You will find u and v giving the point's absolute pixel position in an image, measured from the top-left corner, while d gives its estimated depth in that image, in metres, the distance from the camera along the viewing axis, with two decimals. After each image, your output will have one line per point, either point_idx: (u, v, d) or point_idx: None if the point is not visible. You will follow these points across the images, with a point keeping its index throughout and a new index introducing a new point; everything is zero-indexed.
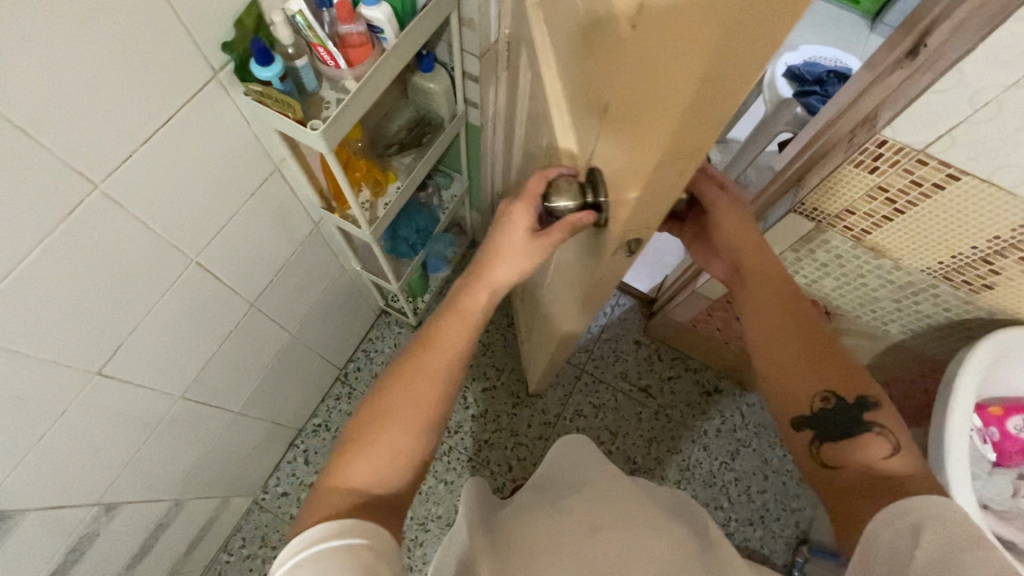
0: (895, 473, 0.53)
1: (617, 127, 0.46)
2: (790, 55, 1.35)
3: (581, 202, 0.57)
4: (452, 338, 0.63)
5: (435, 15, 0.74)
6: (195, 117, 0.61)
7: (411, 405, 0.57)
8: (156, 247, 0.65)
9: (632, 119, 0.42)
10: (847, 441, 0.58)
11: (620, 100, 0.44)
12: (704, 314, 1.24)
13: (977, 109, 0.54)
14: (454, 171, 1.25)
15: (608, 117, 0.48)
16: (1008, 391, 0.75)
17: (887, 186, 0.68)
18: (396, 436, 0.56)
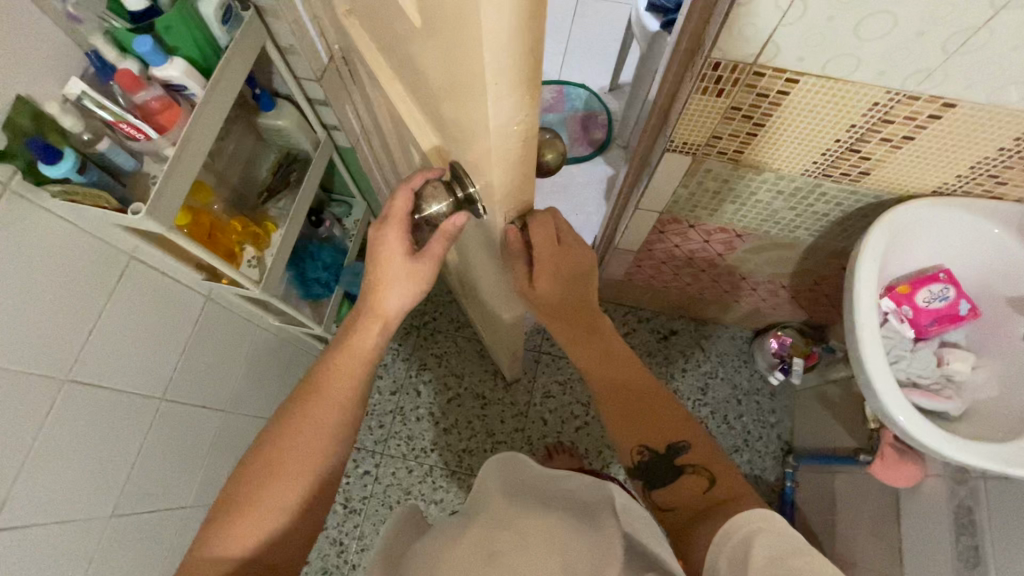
0: (717, 502, 0.55)
1: (452, 88, 0.42)
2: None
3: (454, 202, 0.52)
4: (339, 383, 0.60)
5: (242, 53, 0.69)
6: (2, 239, 0.56)
7: (300, 461, 0.56)
8: (8, 383, 0.60)
9: (457, 72, 0.38)
10: (667, 484, 0.60)
11: (442, 54, 0.40)
12: (637, 266, 1.23)
13: (785, 10, 0.53)
14: (348, 197, 1.23)
15: (440, 77, 0.44)
16: (915, 267, 0.76)
17: (739, 105, 0.67)
18: (281, 493, 0.54)
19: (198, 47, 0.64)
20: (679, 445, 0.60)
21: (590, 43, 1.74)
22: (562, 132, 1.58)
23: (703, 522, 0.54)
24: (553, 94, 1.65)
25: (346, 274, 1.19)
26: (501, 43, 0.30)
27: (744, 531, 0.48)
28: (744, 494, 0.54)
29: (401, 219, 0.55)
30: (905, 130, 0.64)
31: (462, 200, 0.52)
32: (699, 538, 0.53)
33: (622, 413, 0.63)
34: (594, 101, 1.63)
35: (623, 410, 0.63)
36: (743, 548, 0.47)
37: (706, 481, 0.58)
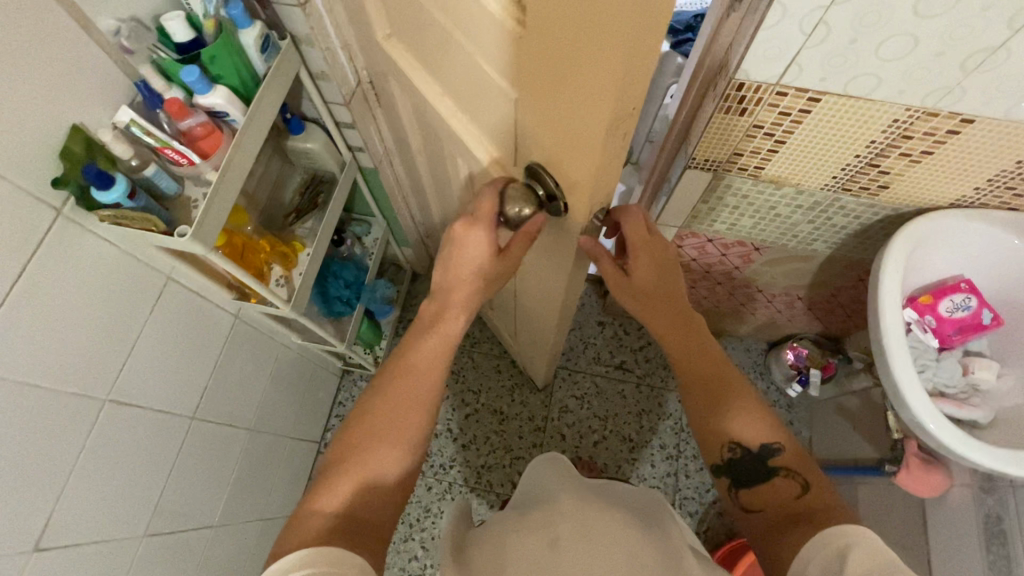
0: (813, 509, 0.54)
1: (542, 87, 0.44)
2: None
3: (535, 202, 0.54)
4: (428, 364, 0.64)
5: (278, 80, 0.72)
6: (55, 263, 0.58)
7: (398, 430, 0.59)
8: (53, 402, 0.61)
9: (562, 64, 0.39)
10: (756, 484, 0.60)
11: (536, 53, 0.41)
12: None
13: (810, 33, 0.55)
14: (368, 216, 1.26)
15: (522, 81, 0.46)
16: (936, 278, 0.78)
17: (762, 123, 0.69)
18: (379, 459, 0.58)
19: (239, 76, 0.67)
20: (772, 447, 0.60)
21: None
22: None
23: (797, 529, 0.54)
24: None
25: (366, 291, 1.21)
26: (634, 41, 0.33)
27: (839, 541, 0.48)
28: (841, 506, 0.54)
29: (489, 221, 0.58)
30: (924, 144, 0.66)
31: (541, 200, 0.54)
32: (791, 541, 0.53)
33: (715, 406, 0.63)
34: None
35: (710, 404, 0.64)
36: (833, 560, 0.47)
37: (800, 487, 0.58)
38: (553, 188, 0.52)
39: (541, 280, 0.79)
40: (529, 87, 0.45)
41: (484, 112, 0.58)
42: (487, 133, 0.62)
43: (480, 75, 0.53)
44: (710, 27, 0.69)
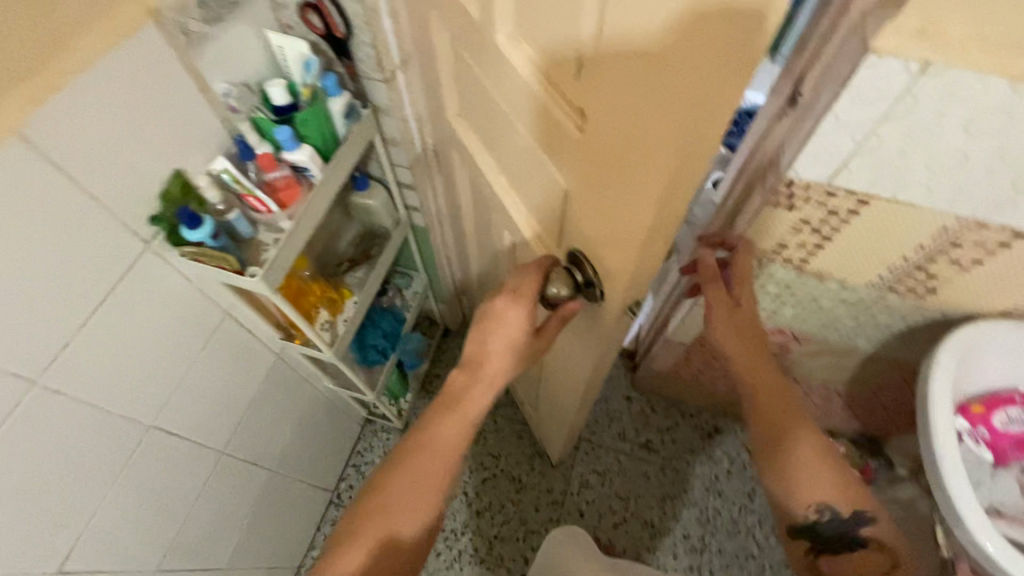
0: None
1: (593, 180, 0.46)
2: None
3: (573, 285, 0.56)
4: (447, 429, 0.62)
5: (355, 143, 0.79)
6: (135, 290, 0.62)
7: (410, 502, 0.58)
8: (105, 421, 0.63)
9: (618, 159, 0.41)
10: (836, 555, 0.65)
11: (593, 151, 0.44)
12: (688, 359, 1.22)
13: (861, 142, 0.58)
14: (412, 269, 1.29)
15: (575, 171, 0.48)
16: (987, 387, 0.76)
17: (808, 219, 0.71)
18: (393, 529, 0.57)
19: (323, 137, 0.73)
20: None
21: None
22: None
23: None
24: None
25: (400, 343, 1.24)
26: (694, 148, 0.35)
27: None
28: None
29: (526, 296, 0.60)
30: (974, 253, 0.67)
31: (580, 285, 0.56)
32: None
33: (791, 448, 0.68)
34: None
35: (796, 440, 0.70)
36: None
37: None
38: (595, 277, 0.54)
39: (567, 355, 0.79)
40: (579, 179, 0.48)
41: (533, 191, 0.62)
42: (531, 208, 0.65)
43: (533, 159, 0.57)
44: (761, 127, 0.74)
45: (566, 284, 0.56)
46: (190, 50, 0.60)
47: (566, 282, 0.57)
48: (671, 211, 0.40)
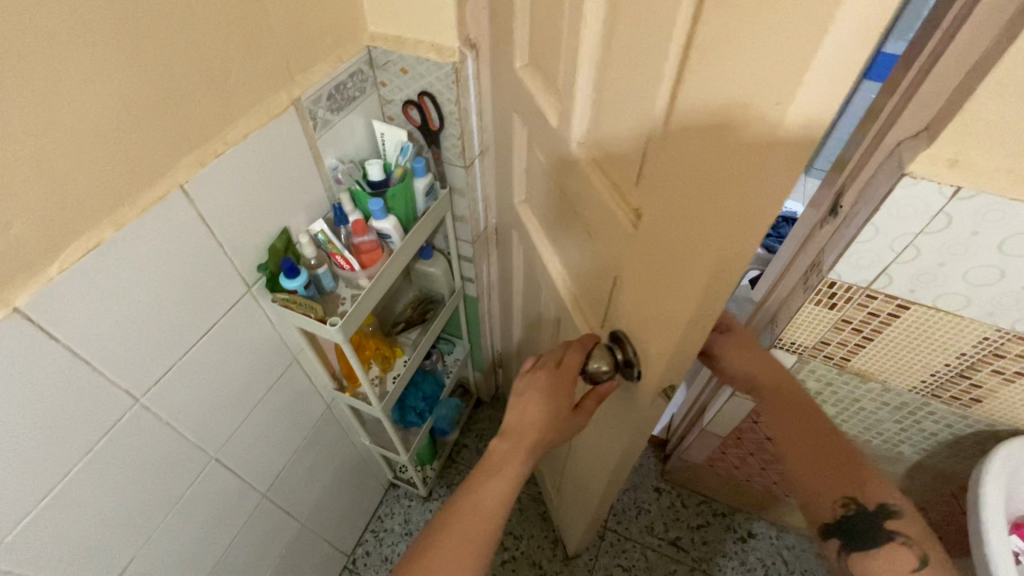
0: None
1: (649, 267, 0.49)
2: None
3: (613, 362, 0.61)
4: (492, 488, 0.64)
5: (431, 217, 0.88)
6: (230, 328, 0.69)
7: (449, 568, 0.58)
8: (178, 447, 0.68)
9: (670, 249, 0.45)
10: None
11: (648, 241, 0.48)
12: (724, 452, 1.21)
13: (900, 251, 0.64)
14: (456, 337, 1.35)
15: (631, 259, 0.52)
16: None
17: (850, 318, 0.75)
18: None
19: (406, 210, 0.83)
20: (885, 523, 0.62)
21: None
22: None
23: None
24: None
25: (437, 407, 1.27)
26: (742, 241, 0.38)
27: None
28: None
29: (570, 373, 0.64)
30: (1017, 365, 0.69)
31: (620, 363, 0.60)
32: None
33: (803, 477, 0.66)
34: None
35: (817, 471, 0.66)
36: None
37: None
38: (634, 356, 0.58)
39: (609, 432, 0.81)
40: (635, 262, 0.52)
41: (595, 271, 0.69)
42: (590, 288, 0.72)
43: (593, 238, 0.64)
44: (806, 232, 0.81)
45: (607, 359, 0.61)
46: (315, 132, 0.72)
47: (607, 357, 0.61)
48: (710, 294, 0.43)
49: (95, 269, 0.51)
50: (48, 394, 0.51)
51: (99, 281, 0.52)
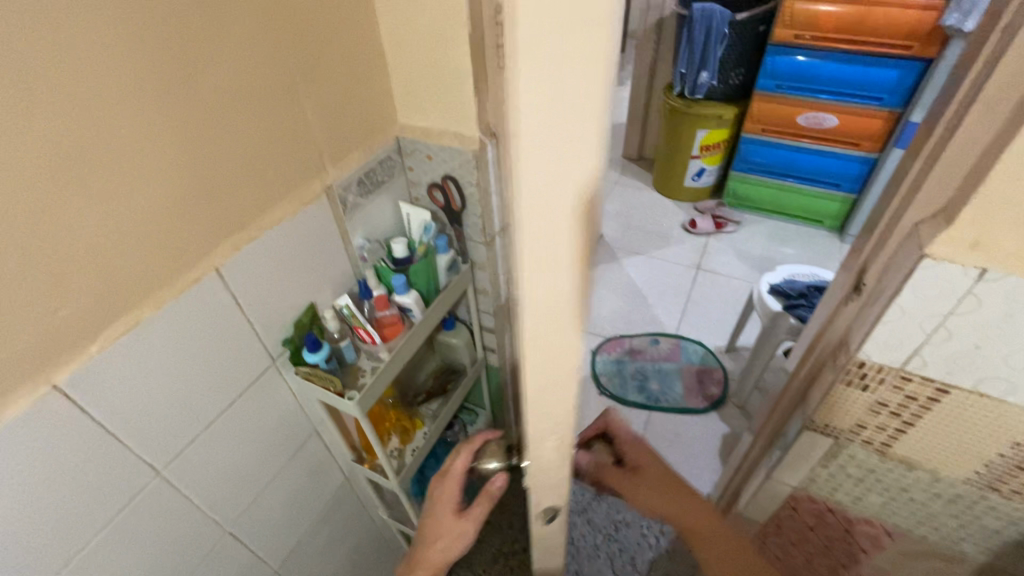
0: None
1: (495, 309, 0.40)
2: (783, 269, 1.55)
3: (506, 463, 0.60)
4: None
5: (452, 290, 0.91)
6: (252, 400, 0.71)
7: None
8: (192, 520, 0.69)
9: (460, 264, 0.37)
10: None
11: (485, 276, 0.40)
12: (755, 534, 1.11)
13: (930, 331, 0.61)
14: (478, 407, 1.33)
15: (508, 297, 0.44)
16: None
17: (886, 401, 0.71)
18: None
19: (428, 283, 0.86)
20: None
21: (707, 308, 2.01)
22: (678, 382, 1.75)
23: None
24: (670, 345, 1.86)
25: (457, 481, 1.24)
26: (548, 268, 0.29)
27: None
28: None
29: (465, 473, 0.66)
30: None
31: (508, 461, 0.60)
32: None
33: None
34: (710, 359, 1.80)
35: None
36: None
37: None
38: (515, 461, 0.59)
39: None
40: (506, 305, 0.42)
41: None
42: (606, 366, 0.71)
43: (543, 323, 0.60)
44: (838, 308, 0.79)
45: (501, 458, 0.61)
46: (344, 214, 0.77)
47: (502, 456, 0.61)
48: None
49: (130, 347, 0.54)
50: (75, 467, 0.54)
51: (132, 357, 0.55)
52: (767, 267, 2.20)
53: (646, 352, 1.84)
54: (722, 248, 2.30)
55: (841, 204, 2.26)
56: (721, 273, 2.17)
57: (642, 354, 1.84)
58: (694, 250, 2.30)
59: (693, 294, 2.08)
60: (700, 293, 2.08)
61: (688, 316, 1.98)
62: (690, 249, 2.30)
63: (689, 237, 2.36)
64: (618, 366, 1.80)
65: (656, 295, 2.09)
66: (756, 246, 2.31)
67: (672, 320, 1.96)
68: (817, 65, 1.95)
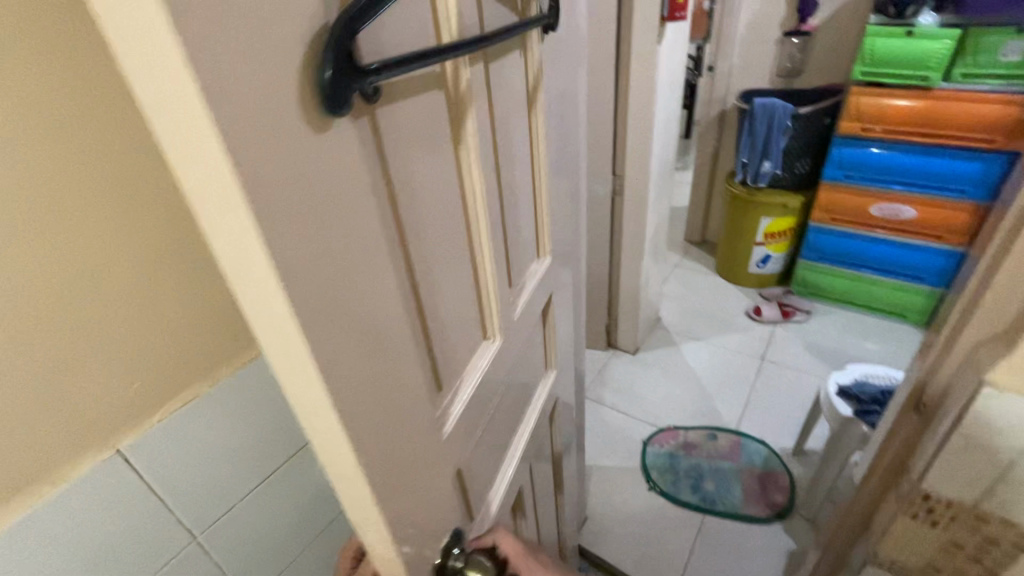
0: None
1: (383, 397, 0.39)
2: (855, 369, 1.43)
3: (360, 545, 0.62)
4: None
5: None
6: (289, 473, 0.75)
7: None
8: None
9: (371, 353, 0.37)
10: None
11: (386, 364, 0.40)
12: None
13: (1004, 466, 0.54)
14: None
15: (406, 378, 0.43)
16: None
17: (961, 542, 0.62)
18: None
19: None
20: None
21: (773, 401, 1.88)
22: (737, 484, 1.61)
23: None
24: (730, 442, 1.73)
25: None
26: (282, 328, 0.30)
27: None
28: None
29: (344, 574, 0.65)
30: None
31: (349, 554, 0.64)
32: None
33: None
34: (774, 461, 1.66)
35: None
36: None
37: None
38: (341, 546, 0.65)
39: None
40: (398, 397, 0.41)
41: None
42: None
43: (489, 424, 0.61)
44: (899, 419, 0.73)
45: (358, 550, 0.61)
46: None
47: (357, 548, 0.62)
48: None
49: (184, 419, 0.61)
50: (122, 526, 0.59)
51: (185, 426, 0.61)
52: (841, 360, 2.04)
53: (702, 446, 1.73)
54: (790, 337, 2.18)
55: (927, 298, 2.09)
56: (788, 364, 2.04)
57: (696, 449, 1.72)
58: (758, 338, 2.19)
59: (757, 384, 1.96)
60: (765, 384, 1.96)
61: (750, 408, 1.86)
62: (755, 336, 2.20)
63: (753, 323, 2.27)
64: (671, 460, 1.69)
65: (716, 382, 1.99)
66: (829, 337, 2.17)
67: (732, 411, 1.85)
68: (890, 157, 1.90)
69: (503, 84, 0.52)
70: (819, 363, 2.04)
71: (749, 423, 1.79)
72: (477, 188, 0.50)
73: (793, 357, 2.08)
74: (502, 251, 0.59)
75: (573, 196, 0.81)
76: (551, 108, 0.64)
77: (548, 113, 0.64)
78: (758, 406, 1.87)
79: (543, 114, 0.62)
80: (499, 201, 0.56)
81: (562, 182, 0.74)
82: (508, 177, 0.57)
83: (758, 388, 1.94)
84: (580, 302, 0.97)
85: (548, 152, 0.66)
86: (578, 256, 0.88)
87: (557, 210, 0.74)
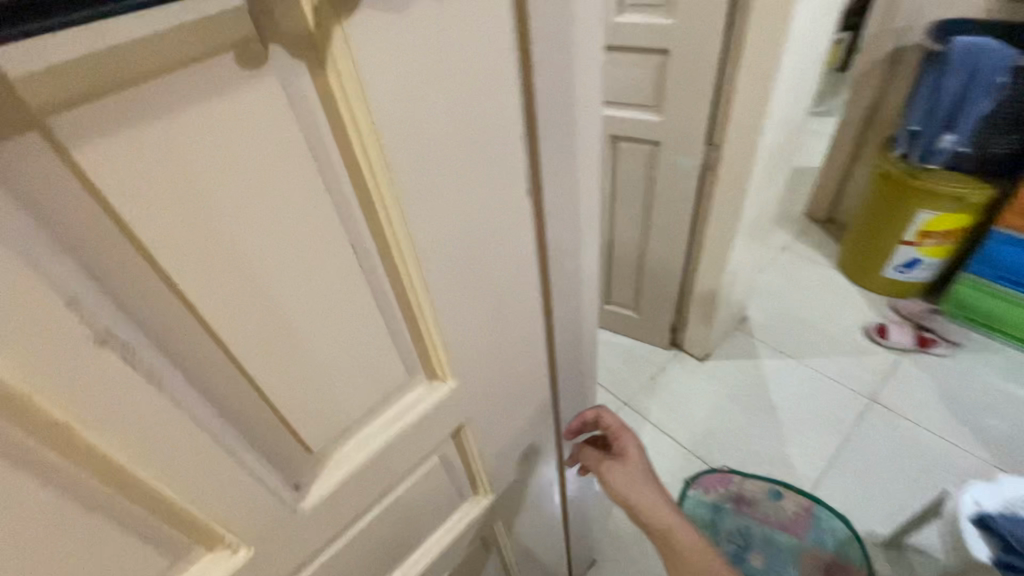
0: None
1: None
2: (1014, 486, 0.94)
3: None
4: None
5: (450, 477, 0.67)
6: None
7: None
8: None
9: None
10: None
11: None
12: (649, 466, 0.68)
13: None
14: None
15: None
16: None
17: None
18: None
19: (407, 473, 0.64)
20: None
21: (868, 462, 1.45)
22: (792, 569, 1.27)
23: None
24: (798, 508, 1.33)
25: None
26: None
27: None
28: None
29: None
30: None
31: None
32: None
33: None
34: (854, 549, 1.25)
35: None
36: None
37: None
38: None
39: None
40: None
41: None
42: None
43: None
44: None
45: None
46: None
47: None
48: None
49: None
50: None
51: None
52: (987, 421, 1.51)
53: (757, 505, 1.36)
54: (918, 373, 1.65)
55: None
56: (905, 412, 1.55)
57: (748, 507, 1.36)
58: (870, 366, 1.68)
59: (852, 433, 1.52)
60: (863, 434, 1.51)
61: (834, 466, 1.45)
62: (867, 364, 1.69)
63: (870, 345, 1.75)
64: (711, 515, 1.37)
65: (796, 419, 1.57)
66: (977, 383, 1.61)
67: (807, 466, 1.46)
68: None
69: (225, 129, 0.23)
70: (952, 418, 1.53)
71: (828, 489, 1.41)
72: (103, 364, 0.24)
73: (916, 403, 1.57)
74: (279, 414, 0.33)
75: (548, 261, 0.48)
76: (453, 141, 0.32)
77: (449, 146, 0.32)
78: (847, 464, 1.45)
79: (424, 158, 0.31)
80: (237, 349, 0.28)
81: (519, 258, 0.42)
82: (282, 297, 0.29)
83: (853, 438, 1.50)
84: (580, 387, 0.66)
85: (448, 218, 0.35)
86: (567, 339, 0.57)
87: (501, 301, 0.43)
